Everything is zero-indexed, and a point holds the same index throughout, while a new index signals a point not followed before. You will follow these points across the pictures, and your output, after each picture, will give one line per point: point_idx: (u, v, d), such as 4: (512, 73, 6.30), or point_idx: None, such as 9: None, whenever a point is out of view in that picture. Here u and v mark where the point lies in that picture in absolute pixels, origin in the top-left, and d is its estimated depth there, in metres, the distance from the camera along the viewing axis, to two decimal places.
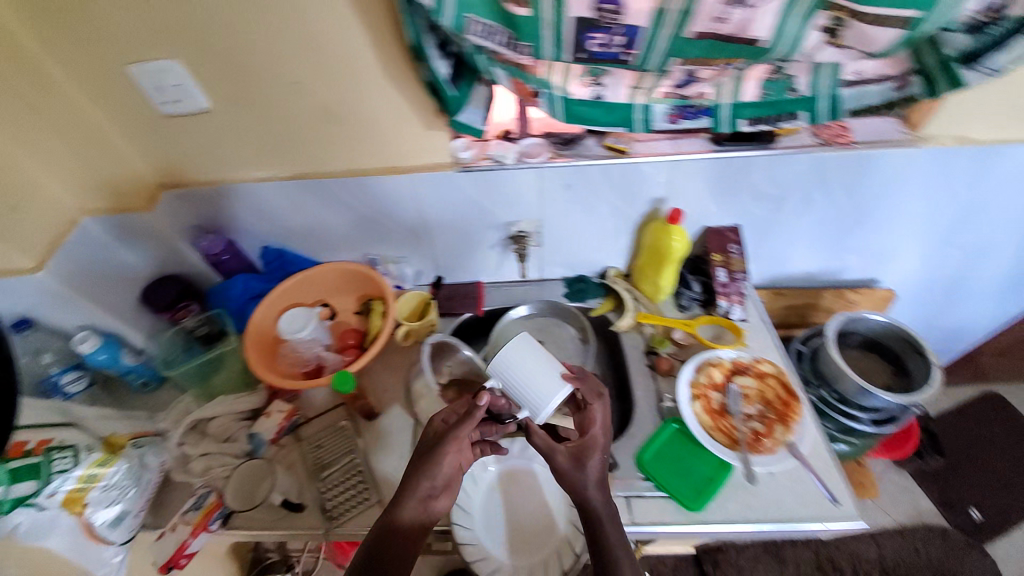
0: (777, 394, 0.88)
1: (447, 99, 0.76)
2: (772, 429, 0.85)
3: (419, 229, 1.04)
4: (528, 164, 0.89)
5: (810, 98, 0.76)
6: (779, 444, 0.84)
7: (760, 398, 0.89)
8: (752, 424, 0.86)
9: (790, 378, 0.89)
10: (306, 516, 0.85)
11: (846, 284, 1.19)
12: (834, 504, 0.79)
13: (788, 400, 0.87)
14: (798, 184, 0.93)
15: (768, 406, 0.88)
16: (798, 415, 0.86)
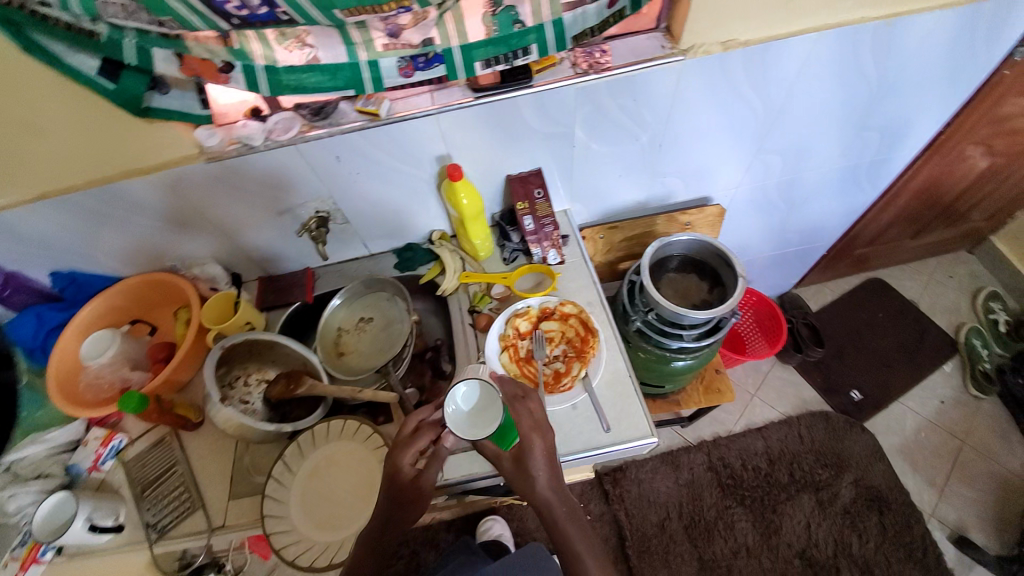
0: (579, 332, 0.93)
1: (112, 94, 0.70)
2: (571, 367, 0.90)
3: (210, 227, 0.98)
4: (279, 144, 0.82)
5: (538, 28, 0.70)
6: (577, 379, 0.88)
7: (563, 338, 0.93)
8: (556, 364, 0.91)
9: (588, 315, 0.93)
10: (130, 533, 0.87)
11: (677, 206, 1.21)
12: (607, 432, 0.85)
13: (586, 336, 0.91)
14: (577, 117, 0.90)
15: (570, 344, 0.92)
16: (594, 349, 0.90)
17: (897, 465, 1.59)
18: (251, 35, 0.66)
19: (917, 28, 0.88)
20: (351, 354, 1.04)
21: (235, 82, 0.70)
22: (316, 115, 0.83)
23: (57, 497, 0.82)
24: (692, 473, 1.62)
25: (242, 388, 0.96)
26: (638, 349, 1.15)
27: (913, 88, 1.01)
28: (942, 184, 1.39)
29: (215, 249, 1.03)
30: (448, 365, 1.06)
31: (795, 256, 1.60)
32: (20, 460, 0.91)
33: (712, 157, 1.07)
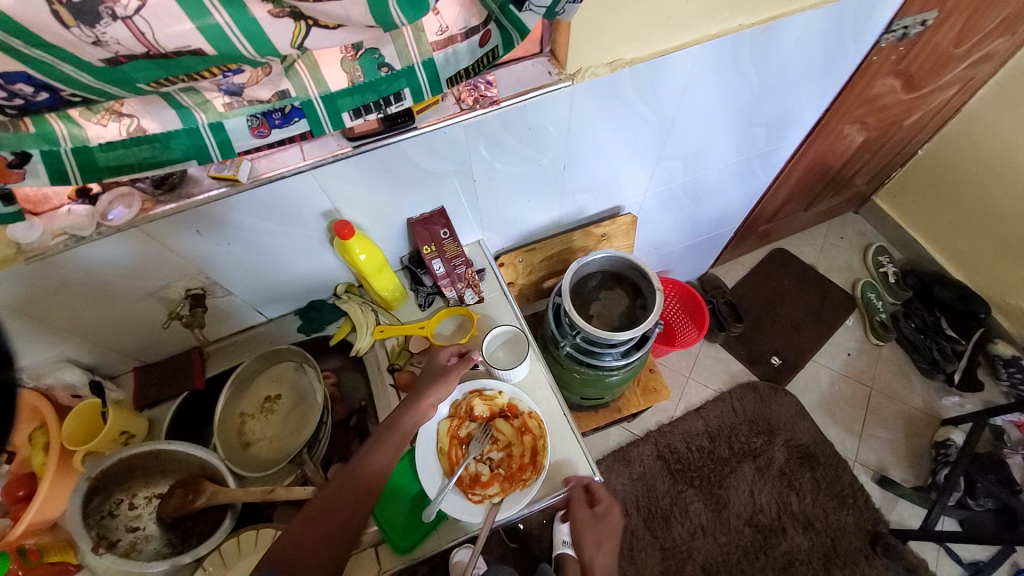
0: (527, 451, 0.82)
1: None
2: (491, 483, 0.80)
3: (49, 327, 0.79)
4: (112, 228, 0.68)
5: (407, 71, 0.62)
6: (488, 500, 0.78)
7: (506, 447, 0.83)
8: (481, 469, 0.81)
9: (546, 445, 0.81)
10: None
11: (591, 220, 1.19)
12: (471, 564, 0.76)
13: (526, 464, 0.81)
14: (471, 151, 0.83)
15: (509, 459, 0.82)
16: (525, 481, 0.79)
17: (820, 419, 1.74)
18: (50, 113, 0.51)
19: (792, 31, 0.90)
20: (261, 442, 0.92)
21: (35, 176, 0.56)
22: (160, 187, 0.68)
23: None
24: (644, 466, 1.64)
25: (127, 514, 0.81)
26: (573, 370, 1.13)
27: (794, 82, 1.05)
28: (827, 160, 1.49)
29: (64, 351, 0.85)
30: None
31: (709, 242, 1.66)
32: None
33: (618, 169, 1.06)
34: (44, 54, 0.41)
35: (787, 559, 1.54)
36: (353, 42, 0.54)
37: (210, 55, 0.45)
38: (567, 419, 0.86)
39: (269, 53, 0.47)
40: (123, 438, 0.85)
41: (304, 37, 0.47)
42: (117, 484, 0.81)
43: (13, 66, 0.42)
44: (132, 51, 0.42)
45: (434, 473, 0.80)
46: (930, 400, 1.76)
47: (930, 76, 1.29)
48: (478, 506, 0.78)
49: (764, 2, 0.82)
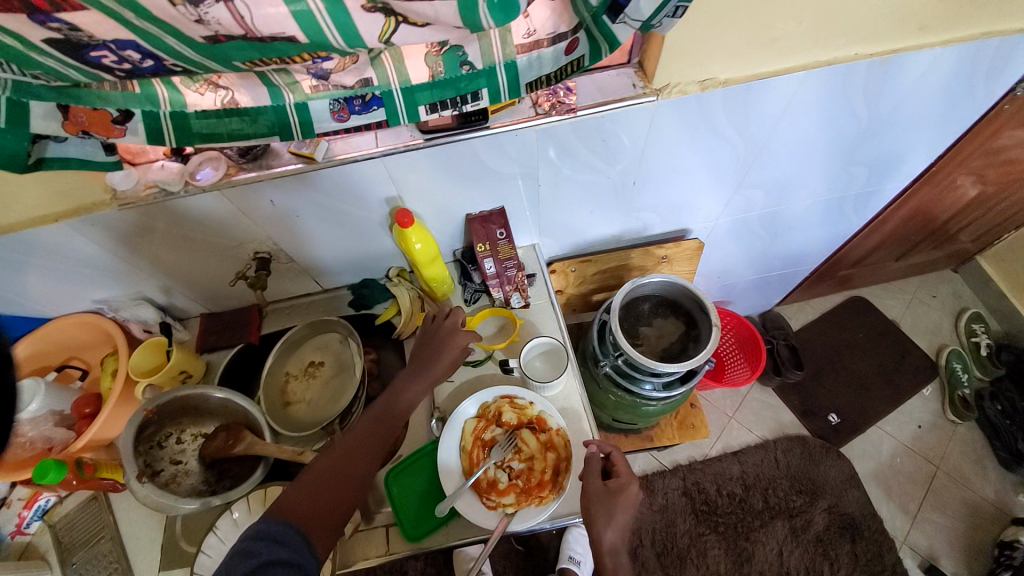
0: (549, 468, 0.80)
1: None
2: (507, 492, 0.78)
3: (136, 267, 0.88)
4: (200, 188, 0.73)
5: (489, 71, 0.61)
6: (502, 510, 0.77)
7: (529, 460, 0.80)
8: (499, 476, 0.80)
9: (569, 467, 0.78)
10: None
11: (653, 240, 1.14)
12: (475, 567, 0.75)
13: (546, 481, 0.78)
14: (540, 156, 0.82)
15: (529, 472, 0.80)
16: (541, 499, 0.77)
17: (872, 491, 1.58)
18: (155, 79, 0.56)
19: (916, 66, 0.80)
20: (300, 404, 0.96)
21: (134, 134, 0.61)
22: (245, 156, 0.73)
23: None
24: (666, 499, 1.57)
25: (174, 447, 0.88)
26: (609, 391, 1.09)
27: (908, 123, 0.94)
28: (934, 210, 1.33)
29: (146, 289, 0.94)
30: None
31: (777, 279, 1.54)
32: None
33: (690, 192, 1.01)
34: (153, 27, 0.44)
35: None
36: (437, 39, 0.54)
37: (302, 42, 0.47)
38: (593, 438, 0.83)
39: (357, 45, 0.48)
40: (181, 376, 0.93)
41: (390, 33, 0.47)
42: (167, 419, 0.88)
43: (127, 36, 0.45)
44: (230, 32, 0.44)
45: (453, 469, 0.81)
46: (1012, 497, 1.55)
47: None
48: (491, 514, 0.77)
49: (888, 31, 0.73)
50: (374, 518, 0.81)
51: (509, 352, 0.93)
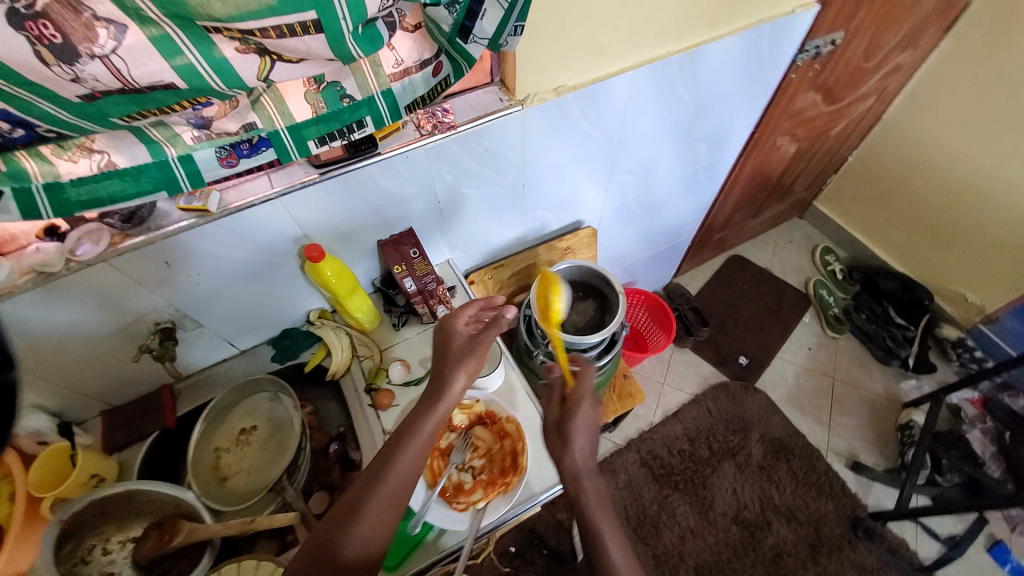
0: (507, 455, 0.83)
1: None
2: (475, 489, 0.80)
3: (6, 374, 0.77)
4: (82, 264, 0.69)
5: (367, 100, 0.68)
6: (473, 508, 0.78)
7: (487, 452, 0.84)
8: (464, 477, 0.82)
9: (525, 446, 0.83)
10: None
11: (555, 234, 1.25)
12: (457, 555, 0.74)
13: (508, 467, 0.82)
14: (435, 173, 0.89)
15: (490, 464, 0.83)
16: (507, 484, 0.80)
17: (789, 413, 1.81)
18: (21, 152, 0.54)
19: (715, 55, 1.02)
20: (238, 476, 0.90)
21: (4, 212, 0.57)
22: (129, 221, 0.70)
23: None
24: (628, 474, 1.66)
25: (100, 560, 0.79)
26: (550, 379, 1.16)
27: (724, 100, 1.17)
28: (768, 169, 1.63)
29: (24, 397, 0.82)
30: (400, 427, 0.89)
31: (669, 251, 1.76)
32: None
33: (575, 185, 1.14)
34: (23, 92, 0.44)
35: (774, 554, 1.56)
36: (313, 74, 0.59)
37: (182, 88, 0.49)
38: (545, 419, 0.88)
39: (237, 85, 0.52)
40: (94, 483, 0.82)
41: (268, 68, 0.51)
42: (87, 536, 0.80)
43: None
44: (108, 87, 0.46)
45: (419, 486, 0.80)
46: (889, 385, 1.87)
47: (848, 88, 1.45)
48: (463, 516, 0.78)
49: (686, 30, 0.93)
50: None
51: None
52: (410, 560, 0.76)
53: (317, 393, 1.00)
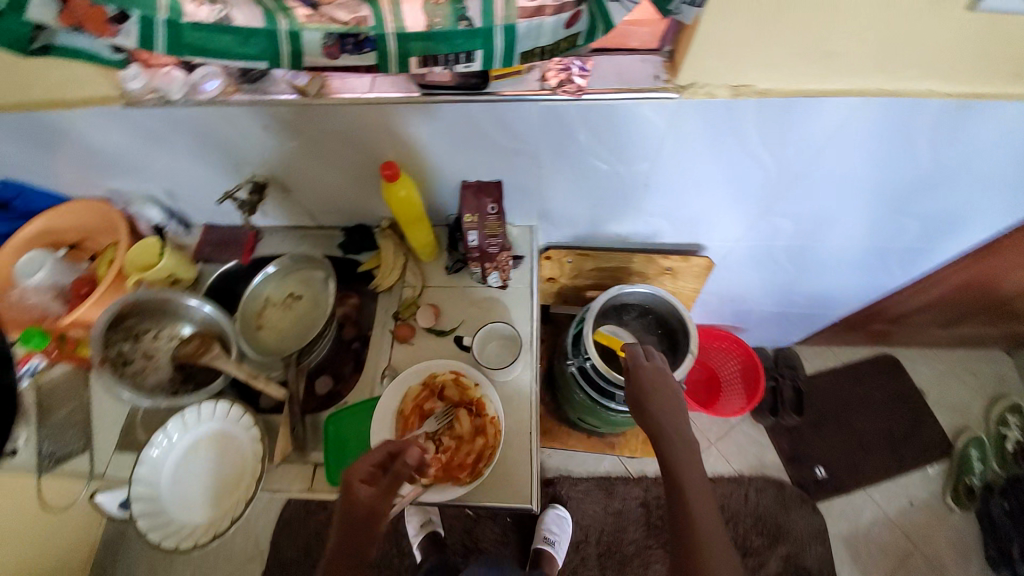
0: (473, 452, 0.79)
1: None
2: (430, 464, 0.79)
3: (141, 167, 0.92)
4: (199, 101, 0.74)
5: (486, 32, 0.56)
6: (419, 479, 0.78)
7: (459, 438, 0.80)
8: (427, 446, 0.80)
9: (493, 456, 0.78)
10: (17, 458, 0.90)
11: (664, 249, 1.06)
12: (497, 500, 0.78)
13: (468, 464, 0.78)
14: (544, 138, 0.77)
15: (455, 450, 0.80)
16: (457, 480, 0.77)
17: (838, 552, 1.49)
18: None
19: (1002, 114, 0.69)
20: (270, 330, 0.98)
21: (126, 36, 0.59)
22: (243, 77, 0.74)
23: None
24: (623, 505, 1.54)
25: (149, 342, 0.92)
26: (574, 391, 1.07)
27: (979, 180, 0.82)
28: (998, 284, 1.17)
29: (153, 189, 0.98)
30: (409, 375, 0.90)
31: (799, 318, 1.43)
32: None
33: (710, 207, 0.92)
34: None
35: None
36: None
37: None
38: (532, 438, 0.82)
39: None
40: (170, 280, 0.97)
41: None
42: (143, 321, 0.93)
43: None
44: None
45: (386, 431, 0.81)
46: None
47: None
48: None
49: (966, 64, 0.63)
50: (308, 454, 0.85)
51: (473, 329, 0.92)
52: None
53: (364, 289, 1.00)
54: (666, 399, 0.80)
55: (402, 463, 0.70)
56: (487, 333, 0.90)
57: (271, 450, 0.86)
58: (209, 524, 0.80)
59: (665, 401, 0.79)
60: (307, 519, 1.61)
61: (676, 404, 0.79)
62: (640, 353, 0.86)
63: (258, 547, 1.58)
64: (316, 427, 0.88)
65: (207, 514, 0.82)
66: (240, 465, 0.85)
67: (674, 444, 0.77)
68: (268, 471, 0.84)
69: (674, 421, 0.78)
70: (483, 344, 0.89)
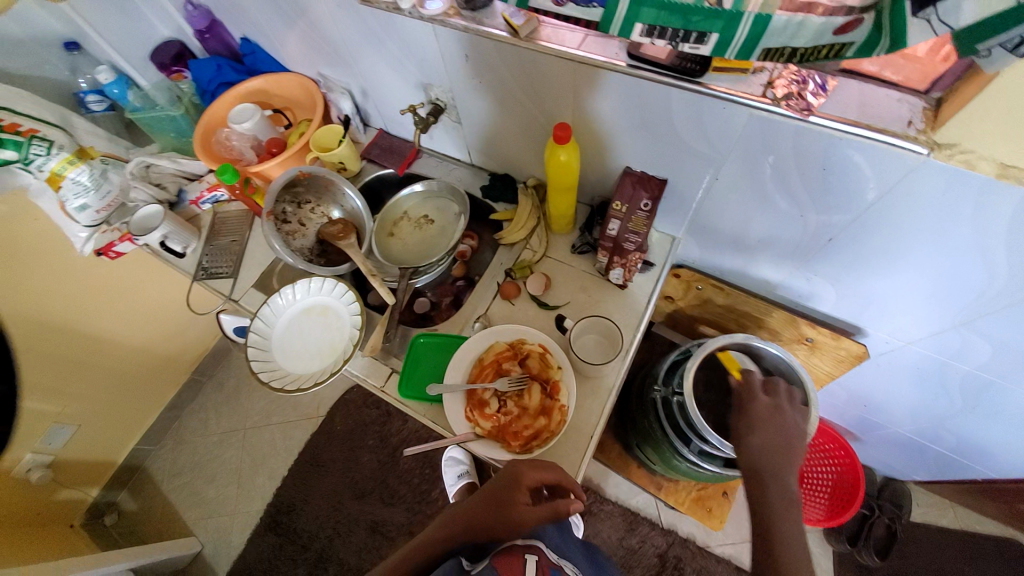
0: (531, 428, 0.78)
1: None
2: (488, 419, 0.79)
3: (352, 61, 1.02)
4: (421, 16, 0.79)
5: (734, 15, 0.50)
6: (474, 428, 0.79)
7: (523, 409, 0.79)
8: (491, 401, 0.80)
9: (549, 441, 0.76)
10: (184, 261, 1.11)
11: (815, 317, 0.94)
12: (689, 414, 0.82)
13: (522, 438, 0.77)
14: (736, 151, 0.70)
15: (515, 418, 0.79)
16: (507, 446, 0.77)
17: None
18: None
19: None
20: (398, 240, 1.05)
21: None
22: (466, 3, 0.75)
23: (151, 208, 1.09)
24: (640, 546, 1.45)
25: (307, 212, 1.05)
26: (645, 417, 1.01)
27: None
28: None
29: (354, 85, 1.10)
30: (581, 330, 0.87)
31: (934, 460, 1.20)
32: (158, 166, 1.16)
33: (896, 293, 0.78)
34: None
35: None
36: None
37: None
38: (591, 442, 0.78)
39: None
40: (338, 166, 1.10)
41: None
42: (306, 193, 1.05)
43: None
44: None
45: (460, 371, 0.83)
46: None
47: None
48: (465, 425, 0.79)
49: None
50: (389, 359, 0.92)
51: (574, 315, 0.90)
52: (415, 400, 0.86)
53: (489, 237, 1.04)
54: (771, 435, 0.70)
55: (566, 505, 0.69)
56: (584, 325, 0.87)
57: (363, 340, 0.93)
58: (300, 379, 0.90)
59: (769, 433, 0.70)
60: (360, 410, 1.78)
61: (783, 440, 0.70)
62: (758, 385, 0.76)
63: (317, 413, 1.80)
64: (405, 340, 0.94)
65: (301, 369, 0.92)
66: (334, 339, 0.93)
67: (771, 487, 0.67)
68: (357, 358, 0.92)
69: (775, 453, 0.69)
70: (581, 332, 0.87)
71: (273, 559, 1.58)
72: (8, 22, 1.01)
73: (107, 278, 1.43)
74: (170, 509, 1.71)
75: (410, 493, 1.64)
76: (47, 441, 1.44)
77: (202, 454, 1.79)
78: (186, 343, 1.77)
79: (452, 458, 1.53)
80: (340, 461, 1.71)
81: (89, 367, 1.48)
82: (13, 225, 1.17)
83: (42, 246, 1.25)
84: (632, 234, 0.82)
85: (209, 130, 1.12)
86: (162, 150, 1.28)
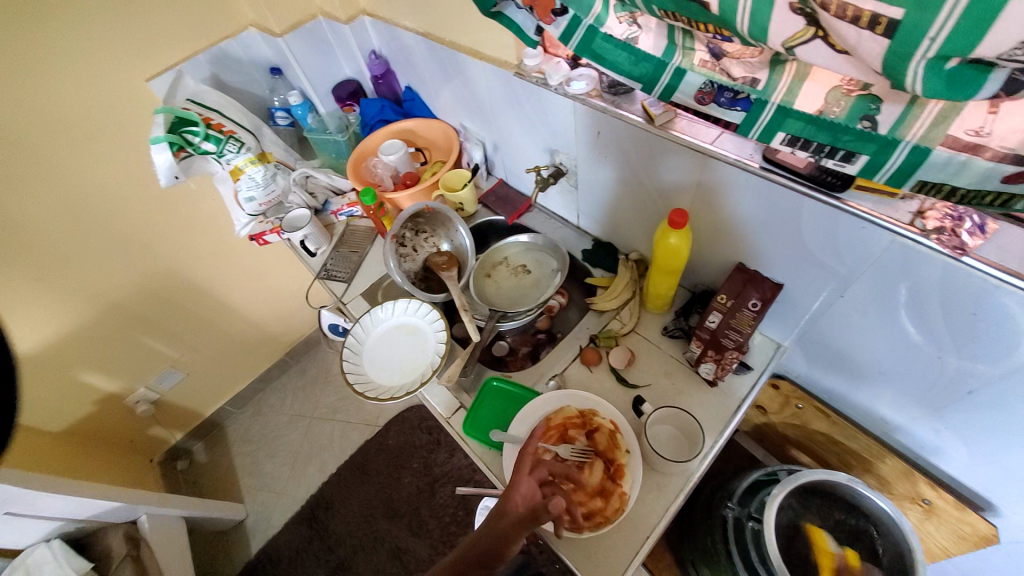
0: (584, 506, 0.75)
1: None
2: None
3: (492, 119, 1.14)
4: (565, 93, 0.86)
5: (889, 141, 0.49)
6: None
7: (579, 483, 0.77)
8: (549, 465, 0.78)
9: (600, 525, 0.73)
10: (312, 260, 1.27)
11: (937, 477, 0.81)
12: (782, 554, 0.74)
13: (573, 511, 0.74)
14: (868, 271, 0.65)
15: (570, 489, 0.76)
16: None
17: None
18: None
19: None
20: (493, 282, 1.11)
21: (556, 28, 0.67)
22: (609, 88, 0.83)
23: (299, 211, 1.27)
24: None
25: (422, 240, 1.14)
26: (710, 534, 0.92)
27: None
28: None
29: (488, 139, 1.22)
30: (657, 418, 0.82)
31: None
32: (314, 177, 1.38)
33: None
34: None
35: None
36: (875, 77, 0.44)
37: (712, 11, 0.46)
38: (645, 543, 0.73)
39: (759, 39, 0.46)
40: (457, 207, 1.21)
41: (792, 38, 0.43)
42: (428, 224, 1.15)
43: None
44: None
45: (526, 425, 0.84)
46: None
47: None
48: None
49: None
50: (459, 393, 0.95)
51: (651, 400, 0.87)
52: (476, 441, 0.87)
53: (578, 297, 1.06)
54: None
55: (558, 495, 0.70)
56: (661, 414, 0.82)
57: (441, 369, 0.98)
58: (379, 390, 0.96)
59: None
60: (414, 431, 1.83)
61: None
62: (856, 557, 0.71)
63: (375, 421, 1.88)
64: (478, 378, 0.97)
65: (383, 379, 0.99)
66: (416, 359, 0.99)
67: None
68: (432, 384, 0.97)
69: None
70: (657, 422, 0.82)
71: (301, 550, 1.64)
72: (238, 48, 1.29)
73: (248, 258, 1.68)
74: (230, 471, 1.87)
75: (438, 529, 1.62)
76: (161, 381, 1.67)
77: (270, 429, 1.95)
78: (287, 327, 1.98)
79: (488, 507, 1.51)
80: (383, 474, 1.75)
81: (209, 328, 1.72)
82: (197, 201, 1.45)
83: (211, 221, 1.51)
84: (739, 332, 0.77)
85: (362, 156, 1.30)
86: (322, 165, 1.52)
